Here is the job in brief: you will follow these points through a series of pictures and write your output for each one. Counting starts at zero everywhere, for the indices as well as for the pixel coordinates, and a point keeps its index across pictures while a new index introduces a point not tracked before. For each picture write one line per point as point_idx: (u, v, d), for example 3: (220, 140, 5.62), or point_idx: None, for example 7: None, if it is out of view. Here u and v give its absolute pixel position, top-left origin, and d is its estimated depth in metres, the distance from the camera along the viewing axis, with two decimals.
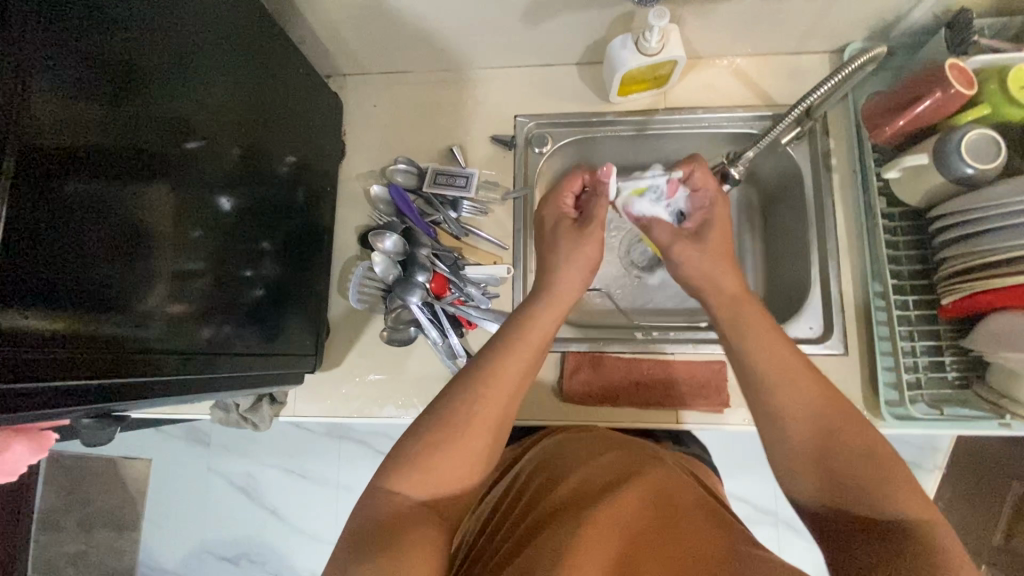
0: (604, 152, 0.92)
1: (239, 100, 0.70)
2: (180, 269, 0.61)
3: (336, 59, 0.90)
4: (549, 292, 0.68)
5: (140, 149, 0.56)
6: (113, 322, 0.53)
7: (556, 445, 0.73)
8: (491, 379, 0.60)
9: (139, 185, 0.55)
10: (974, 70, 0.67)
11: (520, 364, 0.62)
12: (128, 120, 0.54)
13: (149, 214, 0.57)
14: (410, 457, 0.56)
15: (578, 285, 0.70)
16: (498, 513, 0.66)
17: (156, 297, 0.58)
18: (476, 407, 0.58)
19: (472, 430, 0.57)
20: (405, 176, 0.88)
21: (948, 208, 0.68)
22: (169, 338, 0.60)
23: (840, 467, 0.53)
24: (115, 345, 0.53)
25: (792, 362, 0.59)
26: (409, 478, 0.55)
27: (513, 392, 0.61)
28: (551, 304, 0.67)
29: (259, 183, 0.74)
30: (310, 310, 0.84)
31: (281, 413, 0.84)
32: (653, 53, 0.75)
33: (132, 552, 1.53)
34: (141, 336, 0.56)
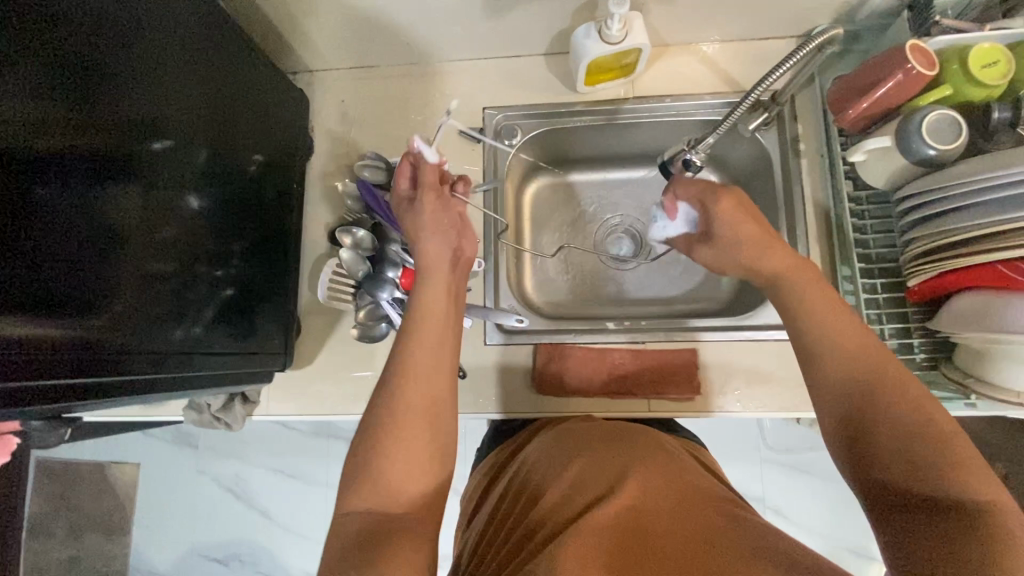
0: (573, 142, 0.92)
1: (206, 101, 0.69)
2: (146, 271, 0.61)
3: (303, 55, 0.89)
4: (426, 267, 0.68)
5: (103, 150, 0.55)
6: (75, 324, 0.53)
7: (554, 444, 0.71)
8: (402, 375, 0.60)
9: (101, 187, 0.55)
10: (936, 51, 0.68)
11: (429, 346, 0.63)
12: (89, 121, 0.54)
13: (113, 216, 0.57)
14: (363, 467, 0.56)
15: (446, 253, 0.69)
16: (499, 520, 0.65)
17: (122, 299, 0.58)
18: (404, 404, 0.59)
19: (401, 431, 0.57)
20: (373, 171, 0.86)
21: (912, 189, 0.68)
22: (135, 340, 0.60)
23: (889, 444, 0.50)
24: (77, 347, 0.53)
25: (837, 344, 0.56)
26: (367, 488, 0.55)
27: (429, 380, 0.61)
28: (432, 281, 0.67)
29: (226, 183, 0.73)
30: (280, 308, 0.83)
31: (254, 412, 0.84)
32: (616, 41, 0.75)
33: (122, 556, 1.52)
34: (105, 338, 0.56)
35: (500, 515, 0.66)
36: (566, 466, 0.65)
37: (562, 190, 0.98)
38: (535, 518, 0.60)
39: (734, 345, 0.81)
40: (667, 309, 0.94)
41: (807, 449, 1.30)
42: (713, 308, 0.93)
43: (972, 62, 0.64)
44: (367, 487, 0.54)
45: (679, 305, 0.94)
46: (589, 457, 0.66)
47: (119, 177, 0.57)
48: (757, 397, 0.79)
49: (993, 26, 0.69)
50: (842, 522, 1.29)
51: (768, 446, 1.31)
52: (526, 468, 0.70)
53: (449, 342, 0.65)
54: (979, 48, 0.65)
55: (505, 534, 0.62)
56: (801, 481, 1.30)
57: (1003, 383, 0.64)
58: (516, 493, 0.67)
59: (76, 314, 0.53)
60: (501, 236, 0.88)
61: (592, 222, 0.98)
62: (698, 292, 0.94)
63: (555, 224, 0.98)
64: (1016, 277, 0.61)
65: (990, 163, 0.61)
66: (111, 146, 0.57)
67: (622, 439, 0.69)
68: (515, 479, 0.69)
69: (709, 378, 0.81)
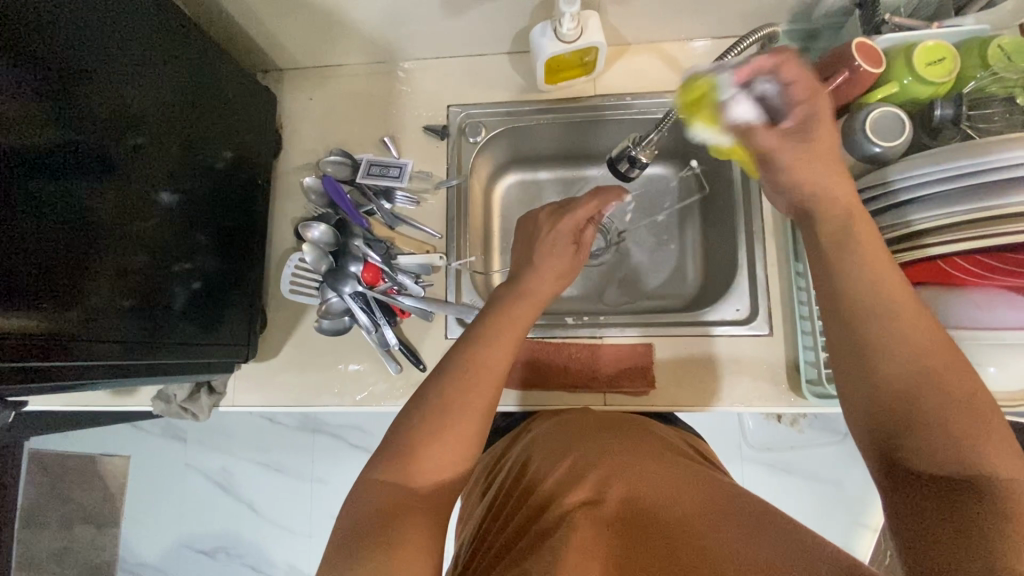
0: (538, 139, 0.94)
1: (180, 99, 0.72)
2: (120, 263, 0.63)
3: (272, 54, 0.91)
4: (526, 286, 0.66)
5: (76, 146, 0.58)
6: (47, 310, 0.55)
7: (551, 432, 0.73)
8: (474, 373, 0.60)
9: (76, 181, 0.58)
10: (884, 49, 0.69)
11: (506, 355, 0.62)
12: (62, 117, 0.57)
13: (89, 208, 0.60)
14: (400, 449, 0.56)
15: (553, 274, 0.67)
16: (506, 495, 0.68)
17: (96, 288, 0.60)
18: (467, 398, 0.58)
19: (461, 418, 0.58)
20: (338, 167, 0.90)
21: (858, 186, 0.68)
22: (108, 328, 0.62)
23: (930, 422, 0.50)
24: (48, 333, 0.55)
25: (872, 317, 0.54)
26: (401, 463, 0.56)
27: (496, 385, 0.61)
28: (523, 300, 0.65)
29: (198, 178, 0.76)
30: (247, 301, 0.85)
31: (220, 403, 0.86)
32: (571, 40, 0.76)
33: (112, 547, 1.55)
34: (77, 325, 0.59)
35: (501, 501, 0.69)
36: (561, 456, 0.67)
37: (531, 188, 1.00)
38: (533, 505, 0.63)
39: (691, 341, 0.82)
40: (632, 305, 0.95)
41: (788, 448, 1.29)
42: (677, 304, 0.94)
43: (918, 60, 0.65)
44: (398, 465, 0.55)
45: (644, 301, 0.95)
46: (584, 446, 0.68)
47: (91, 171, 0.60)
48: (712, 391, 0.80)
49: (941, 24, 0.70)
50: (825, 523, 1.28)
51: (748, 444, 1.31)
52: (523, 458, 0.72)
53: (515, 356, 0.64)
54: (924, 44, 0.65)
55: (505, 518, 0.65)
56: (782, 480, 1.29)
57: None
58: (516, 478, 0.70)
59: (48, 301, 0.55)
60: (463, 232, 0.89)
61: None
62: (663, 288, 0.95)
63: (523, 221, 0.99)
64: (958, 274, 0.62)
65: (956, 153, 0.59)
66: (82, 142, 0.59)
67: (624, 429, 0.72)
68: (514, 468, 0.72)
69: (667, 372, 0.82)
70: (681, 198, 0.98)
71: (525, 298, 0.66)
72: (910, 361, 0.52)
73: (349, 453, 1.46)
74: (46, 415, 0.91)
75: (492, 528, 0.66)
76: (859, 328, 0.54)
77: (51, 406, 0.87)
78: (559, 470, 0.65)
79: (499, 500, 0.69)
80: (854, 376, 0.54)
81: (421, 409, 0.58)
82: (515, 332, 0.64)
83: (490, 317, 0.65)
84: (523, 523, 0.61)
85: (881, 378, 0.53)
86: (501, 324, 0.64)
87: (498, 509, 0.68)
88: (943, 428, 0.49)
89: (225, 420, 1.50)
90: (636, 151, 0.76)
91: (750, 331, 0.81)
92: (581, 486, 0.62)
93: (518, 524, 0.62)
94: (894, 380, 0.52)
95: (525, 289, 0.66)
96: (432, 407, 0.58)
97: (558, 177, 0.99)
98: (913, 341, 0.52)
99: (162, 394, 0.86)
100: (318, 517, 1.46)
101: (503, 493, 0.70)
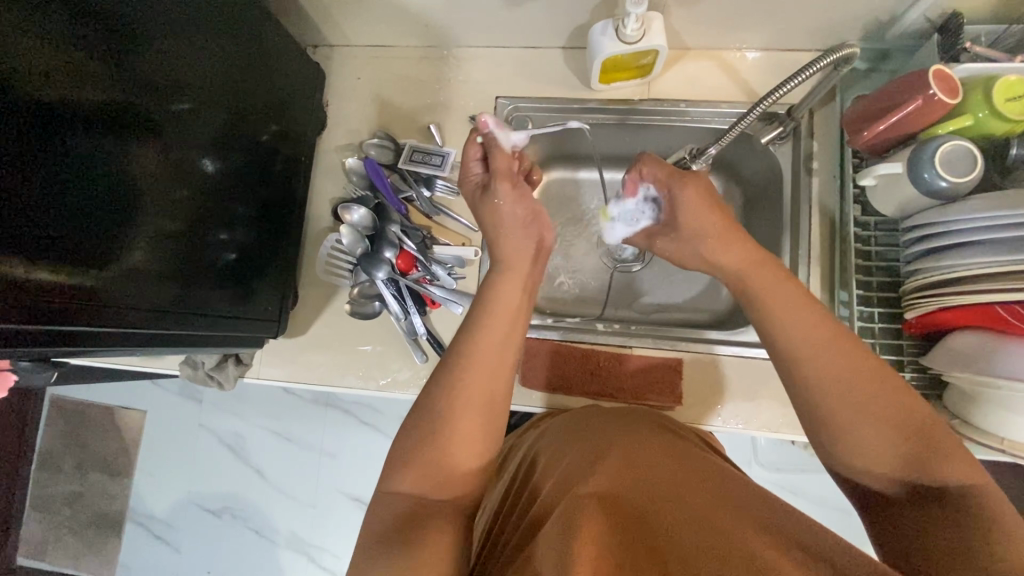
0: (585, 139, 0.92)
1: (230, 68, 0.71)
2: (161, 227, 0.64)
3: (324, 29, 0.90)
4: (503, 262, 0.67)
5: (128, 107, 0.58)
6: (91, 272, 0.56)
7: (556, 432, 0.73)
8: (466, 363, 0.59)
9: (125, 142, 0.59)
10: (962, 78, 0.65)
11: (497, 345, 0.61)
12: (118, 79, 0.57)
13: (135, 170, 0.60)
14: (424, 451, 0.56)
15: (525, 245, 0.68)
16: (513, 498, 0.68)
17: (138, 252, 0.61)
18: (467, 390, 0.58)
19: (460, 414, 0.57)
20: (380, 150, 0.89)
21: (919, 220, 0.66)
22: (144, 295, 0.62)
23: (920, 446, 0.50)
24: (91, 294, 0.56)
25: (840, 347, 0.54)
26: (421, 461, 0.55)
27: (494, 369, 0.59)
28: (506, 281, 0.65)
29: (241, 149, 0.75)
30: (279, 278, 0.85)
31: (246, 374, 0.87)
32: (633, 41, 0.74)
33: (122, 497, 1.58)
34: (118, 288, 0.59)
35: (509, 502, 0.69)
36: (572, 451, 0.67)
37: (569, 188, 0.98)
38: (539, 503, 0.61)
39: (725, 360, 0.80)
40: (660, 315, 0.93)
41: (799, 471, 1.27)
42: (708, 319, 0.92)
43: (998, 95, 0.62)
44: (420, 463, 0.55)
45: (673, 313, 0.93)
46: (596, 440, 0.68)
47: (136, 134, 0.60)
48: (737, 412, 0.79)
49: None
50: None
51: (758, 462, 1.29)
52: (533, 458, 0.72)
53: (515, 340, 0.63)
54: (1006, 77, 0.62)
55: (515, 515, 0.64)
56: (789, 501, 1.27)
57: (984, 425, 0.64)
58: (525, 476, 0.70)
59: (91, 263, 0.56)
60: None
61: (593, 221, 0.98)
62: (694, 301, 0.94)
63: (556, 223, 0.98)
64: (1014, 323, 0.59)
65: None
66: (129, 104, 0.59)
67: (622, 421, 0.72)
68: (524, 465, 0.73)
69: (694, 389, 0.80)
70: None
71: (506, 271, 0.66)
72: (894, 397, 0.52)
73: (357, 429, 1.47)
74: (75, 367, 0.93)
75: (502, 527, 0.65)
76: (820, 355, 0.54)
77: (82, 362, 0.88)
78: (564, 465, 0.65)
79: (511, 498, 0.69)
80: (826, 442, 0.54)
81: (433, 409, 0.58)
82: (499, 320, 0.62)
83: (482, 303, 0.63)
84: (530, 519, 0.60)
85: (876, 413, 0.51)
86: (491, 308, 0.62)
87: (505, 514, 0.67)
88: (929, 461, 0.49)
89: (241, 384, 1.52)
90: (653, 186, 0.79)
91: None
92: (588, 479, 0.60)
93: (526, 522, 0.60)
94: (865, 429, 0.51)
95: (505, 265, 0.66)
96: (430, 401, 0.58)
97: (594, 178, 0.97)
98: (877, 389, 0.52)
99: (190, 360, 0.88)
100: (322, 488, 1.48)
101: (513, 494, 0.69)
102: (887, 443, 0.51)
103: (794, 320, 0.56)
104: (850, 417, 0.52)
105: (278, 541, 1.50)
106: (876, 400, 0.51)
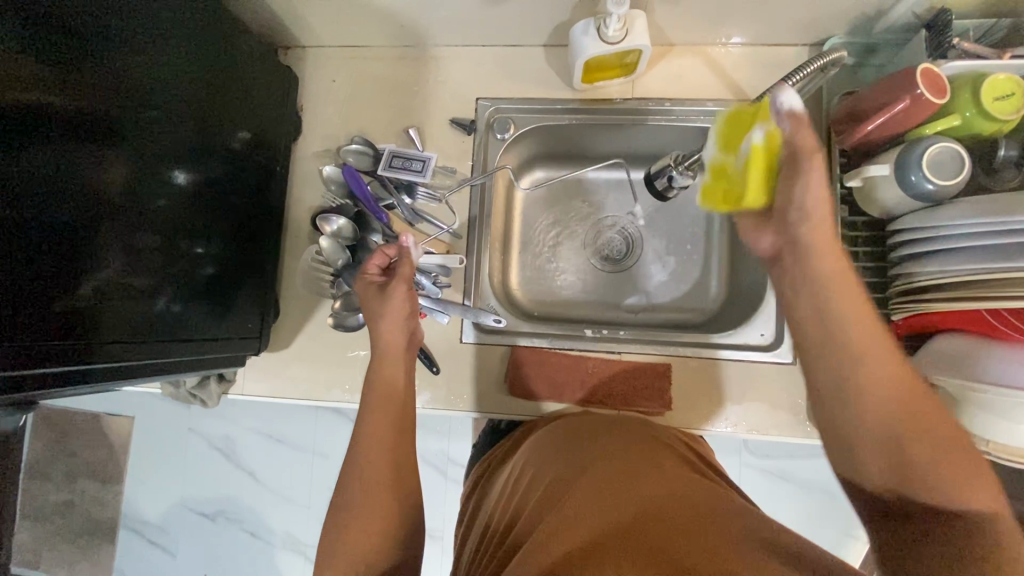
0: (568, 139, 0.90)
1: (198, 71, 0.68)
2: (134, 242, 0.62)
3: (296, 29, 0.86)
4: (377, 351, 0.69)
5: (94, 117, 0.56)
6: (63, 293, 0.54)
7: (543, 444, 0.72)
8: (364, 449, 0.64)
9: (94, 156, 0.56)
10: (949, 76, 0.65)
11: (389, 424, 0.66)
12: (82, 88, 0.55)
13: (106, 185, 0.58)
14: (380, 505, 0.61)
15: (401, 339, 0.69)
16: (504, 508, 0.67)
17: (112, 269, 0.59)
18: (376, 457, 0.63)
19: (372, 490, 0.62)
20: (359, 156, 0.86)
21: (902, 224, 0.66)
22: (119, 314, 0.60)
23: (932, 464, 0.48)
24: (65, 318, 0.54)
25: (866, 348, 0.50)
26: (369, 522, 0.60)
27: (392, 445, 0.65)
28: (385, 366, 0.68)
29: (215, 159, 0.73)
30: (258, 291, 0.83)
31: (229, 391, 0.86)
32: (614, 41, 0.72)
33: (115, 503, 1.57)
34: (92, 310, 0.57)
35: (499, 515, 0.67)
36: (562, 460, 0.67)
37: (603, 190, 0.96)
38: (530, 515, 0.61)
39: (712, 363, 0.80)
40: (650, 315, 0.92)
41: (788, 456, 1.28)
42: (697, 319, 0.92)
43: (985, 93, 0.61)
44: (368, 522, 0.60)
45: (663, 313, 0.92)
46: (586, 449, 0.68)
47: (105, 146, 0.57)
48: (725, 416, 0.79)
49: (1014, 53, 0.65)
50: (817, 530, 1.28)
51: (749, 450, 1.30)
52: (521, 473, 0.70)
53: (401, 413, 0.67)
54: (993, 77, 0.60)
55: (507, 526, 0.63)
56: (778, 487, 1.28)
57: (967, 429, 0.63)
58: (515, 483, 0.70)
59: (63, 286, 0.54)
60: (485, 234, 0.87)
61: (579, 222, 0.96)
62: (684, 300, 0.93)
63: (546, 221, 0.96)
64: (1002, 329, 0.59)
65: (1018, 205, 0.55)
66: (94, 113, 0.56)
67: (611, 430, 0.72)
68: (513, 476, 0.72)
69: (683, 393, 0.80)
70: (682, 222, 0.95)
71: (383, 360, 0.69)
72: (909, 410, 0.49)
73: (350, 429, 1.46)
74: None
75: (493, 538, 0.64)
76: (835, 349, 0.50)
77: None
78: (556, 475, 0.64)
79: (501, 508, 0.68)
80: (844, 444, 0.52)
81: (377, 473, 0.63)
82: (385, 408, 0.66)
83: (369, 389, 0.68)
84: (522, 532, 0.59)
85: (880, 427, 0.50)
86: (372, 393, 0.67)
87: (497, 525, 0.66)
88: (909, 462, 0.48)
89: None
90: (677, 169, 0.77)
91: (772, 357, 0.79)
92: (582, 490, 0.60)
93: (519, 532, 0.60)
94: (884, 435, 0.49)
95: (381, 355, 0.69)
96: (368, 464, 0.63)
97: (609, 178, 0.96)
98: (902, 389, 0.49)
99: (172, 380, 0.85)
100: (316, 487, 1.48)
101: (502, 508, 0.68)
102: (900, 451, 0.49)
103: (835, 307, 0.50)
104: (880, 422, 0.49)
105: (274, 542, 1.50)
106: (897, 397, 0.49)
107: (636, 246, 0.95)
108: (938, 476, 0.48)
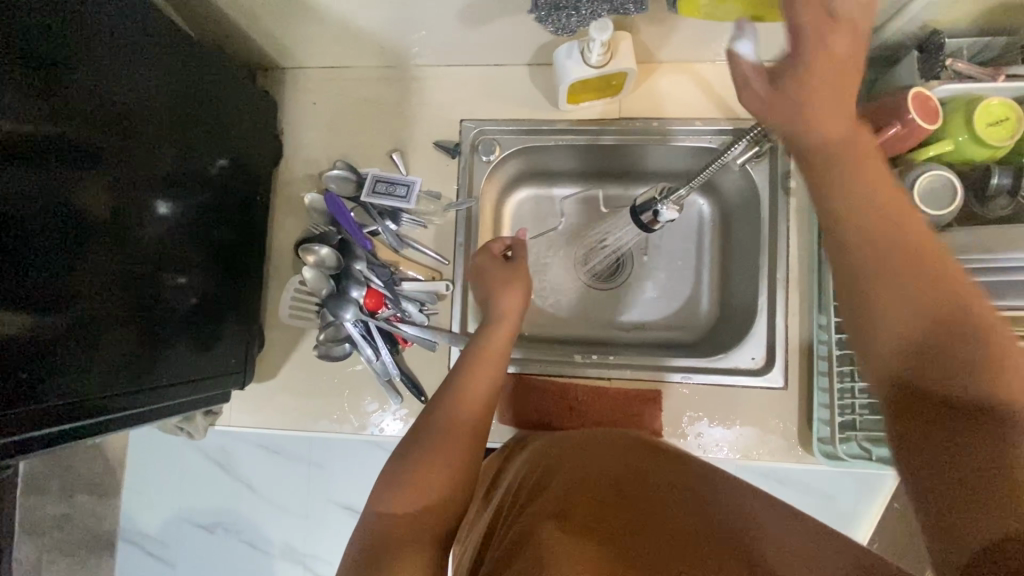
0: (555, 158, 0.89)
1: (177, 96, 0.67)
2: (114, 273, 0.60)
3: (275, 51, 0.84)
4: (483, 348, 0.72)
5: (69, 147, 0.54)
6: (37, 324, 0.52)
7: (537, 453, 0.71)
8: (444, 426, 0.65)
9: (70, 188, 0.55)
10: (942, 99, 0.63)
11: (479, 406, 0.68)
12: (56, 118, 0.53)
13: (83, 217, 0.56)
14: (442, 485, 0.61)
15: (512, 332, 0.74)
16: (503, 508, 0.65)
17: (90, 302, 0.58)
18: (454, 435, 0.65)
19: (433, 459, 0.62)
20: (342, 181, 0.85)
21: None
22: (98, 349, 0.59)
23: (948, 323, 0.43)
24: (42, 355, 0.53)
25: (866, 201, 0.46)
26: (423, 490, 0.59)
27: (473, 437, 0.66)
28: (488, 359, 0.72)
29: (195, 188, 0.71)
30: (242, 323, 0.82)
31: (215, 423, 0.84)
32: (599, 64, 0.70)
33: (110, 518, 1.56)
34: (69, 347, 0.56)
35: (500, 512, 0.64)
36: (559, 465, 0.66)
37: (592, 208, 0.95)
38: (534, 506, 0.59)
39: (703, 388, 0.79)
40: (641, 335, 0.91)
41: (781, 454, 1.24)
42: (688, 338, 0.90)
43: (977, 119, 0.60)
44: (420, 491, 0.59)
45: (654, 333, 0.91)
46: (575, 458, 0.67)
47: (81, 178, 0.56)
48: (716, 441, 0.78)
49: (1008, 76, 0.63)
50: None
51: None
52: (518, 481, 0.67)
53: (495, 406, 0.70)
54: (986, 102, 0.60)
55: (512, 515, 0.61)
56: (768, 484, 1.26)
57: None
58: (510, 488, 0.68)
59: (38, 319, 0.53)
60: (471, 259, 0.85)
61: (568, 241, 0.95)
62: (675, 319, 0.92)
63: (534, 240, 0.95)
64: None
65: None
66: (69, 145, 0.54)
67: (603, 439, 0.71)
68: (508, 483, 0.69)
69: (675, 418, 0.79)
70: (671, 240, 0.93)
71: (484, 356, 0.72)
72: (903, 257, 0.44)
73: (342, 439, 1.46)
74: None
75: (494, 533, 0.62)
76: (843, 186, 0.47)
77: None
78: (556, 476, 0.63)
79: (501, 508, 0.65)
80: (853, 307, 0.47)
81: (456, 456, 0.63)
82: (479, 393, 0.69)
83: (460, 373, 0.71)
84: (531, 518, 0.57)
85: (878, 288, 0.45)
86: (470, 378, 0.70)
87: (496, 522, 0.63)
88: (916, 322, 0.44)
89: None
90: (662, 204, 0.77)
91: (762, 382, 0.78)
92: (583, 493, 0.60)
93: (524, 520, 0.58)
94: (888, 295, 0.45)
95: (486, 344, 0.73)
96: (448, 444, 0.64)
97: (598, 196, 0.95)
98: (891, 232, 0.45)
99: None
100: (312, 498, 1.47)
101: (501, 509, 0.65)
102: (903, 315, 0.44)
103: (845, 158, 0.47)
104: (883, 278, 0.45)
105: (272, 552, 1.51)
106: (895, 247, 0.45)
107: (625, 265, 0.93)
108: (954, 343, 0.42)
